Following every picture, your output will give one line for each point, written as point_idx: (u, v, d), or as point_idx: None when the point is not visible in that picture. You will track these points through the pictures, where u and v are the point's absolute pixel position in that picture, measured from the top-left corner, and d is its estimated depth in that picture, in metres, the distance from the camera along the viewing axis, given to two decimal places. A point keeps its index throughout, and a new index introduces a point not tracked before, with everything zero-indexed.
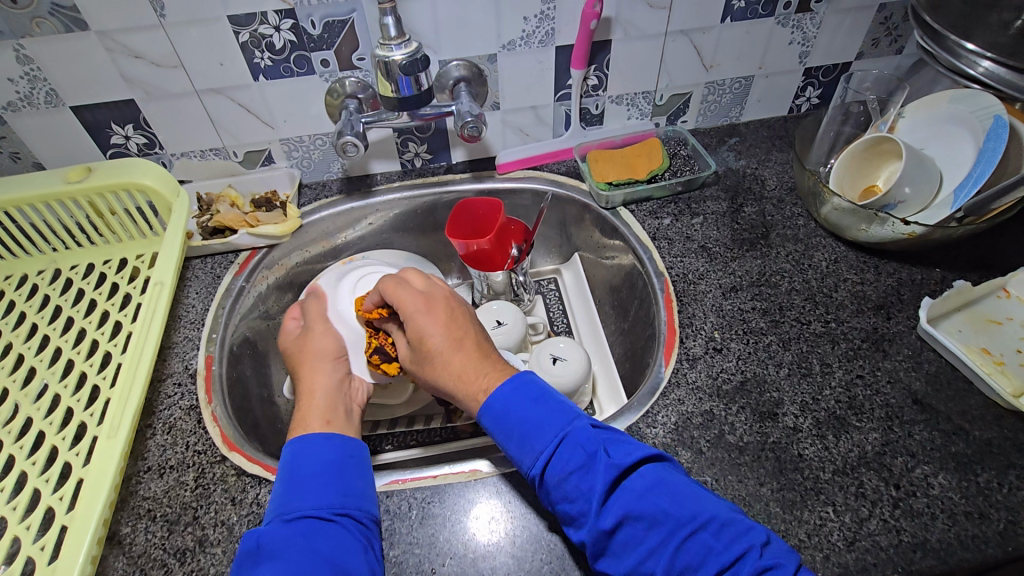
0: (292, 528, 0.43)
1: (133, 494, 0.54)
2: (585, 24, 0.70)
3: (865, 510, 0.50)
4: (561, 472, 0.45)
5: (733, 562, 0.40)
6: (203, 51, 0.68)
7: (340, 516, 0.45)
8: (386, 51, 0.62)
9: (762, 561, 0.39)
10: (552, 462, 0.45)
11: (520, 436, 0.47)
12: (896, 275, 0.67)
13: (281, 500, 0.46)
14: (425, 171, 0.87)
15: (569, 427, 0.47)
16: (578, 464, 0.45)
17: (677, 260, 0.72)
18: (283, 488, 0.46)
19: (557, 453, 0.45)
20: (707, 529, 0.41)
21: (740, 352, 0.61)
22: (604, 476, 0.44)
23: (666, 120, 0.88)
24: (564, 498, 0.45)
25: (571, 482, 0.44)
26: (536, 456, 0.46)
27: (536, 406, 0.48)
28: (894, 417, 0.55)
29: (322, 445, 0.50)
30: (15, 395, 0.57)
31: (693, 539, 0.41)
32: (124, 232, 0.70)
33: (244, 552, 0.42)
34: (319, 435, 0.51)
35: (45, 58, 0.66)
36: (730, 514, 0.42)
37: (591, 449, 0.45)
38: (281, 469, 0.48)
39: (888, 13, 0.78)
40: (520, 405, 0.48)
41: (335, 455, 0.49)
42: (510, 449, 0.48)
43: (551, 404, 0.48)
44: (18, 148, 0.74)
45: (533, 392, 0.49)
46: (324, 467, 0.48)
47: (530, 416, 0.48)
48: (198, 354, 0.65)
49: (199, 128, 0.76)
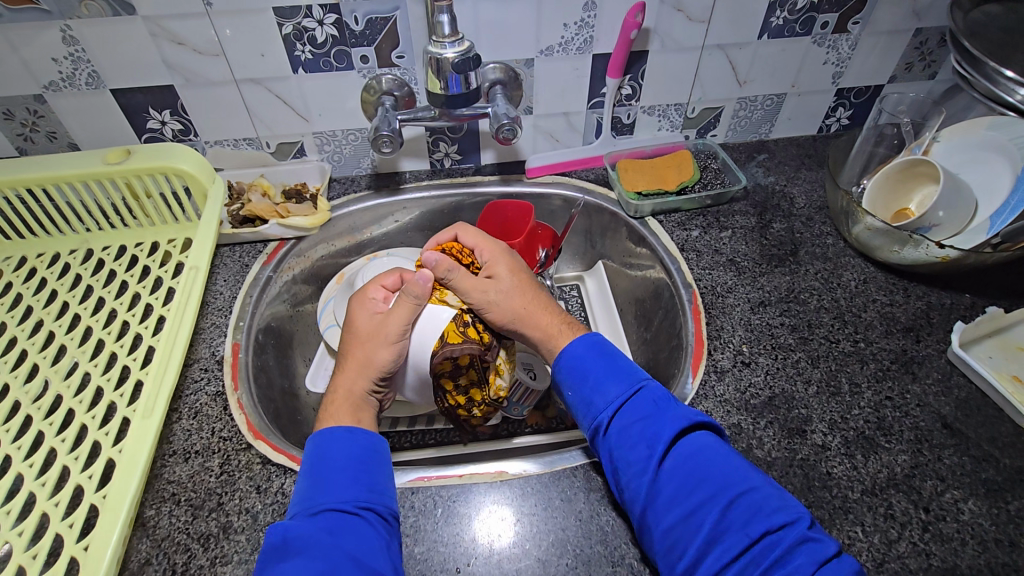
0: (315, 524, 0.44)
1: (157, 477, 0.54)
2: (624, 33, 0.70)
3: (894, 532, 0.49)
4: (629, 418, 0.49)
5: (780, 524, 0.42)
6: (245, 42, 0.69)
7: (363, 510, 0.45)
8: (439, 48, 0.62)
9: (808, 531, 0.41)
10: (621, 411, 0.50)
11: (596, 383, 0.52)
12: (925, 298, 0.67)
13: (307, 495, 0.46)
14: (454, 172, 0.87)
15: (641, 385, 0.52)
16: (645, 415, 0.49)
17: (705, 273, 0.72)
18: (308, 483, 0.47)
19: (626, 402, 0.51)
20: (755, 492, 0.44)
21: (768, 367, 0.61)
22: (670, 427, 0.48)
23: (696, 132, 0.88)
24: (626, 443, 0.48)
25: (635, 429, 0.49)
26: (606, 405, 0.51)
27: (612, 361, 0.54)
28: (923, 440, 0.55)
29: (346, 439, 0.49)
30: (45, 371, 0.57)
31: (741, 497, 0.44)
32: (158, 216, 0.71)
33: (270, 546, 0.43)
34: (342, 429, 0.50)
35: (90, 41, 0.67)
36: (775, 489, 0.45)
37: (660, 405, 0.50)
38: (305, 462, 0.49)
39: (924, 38, 0.78)
40: (596, 360, 0.54)
41: (361, 448, 0.49)
42: (581, 395, 0.53)
43: (624, 364, 0.54)
44: (54, 128, 0.75)
45: (607, 352, 0.55)
46: (349, 461, 0.48)
47: (608, 369, 0.53)
48: (225, 341, 0.65)
49: (235, 118, 0.77)
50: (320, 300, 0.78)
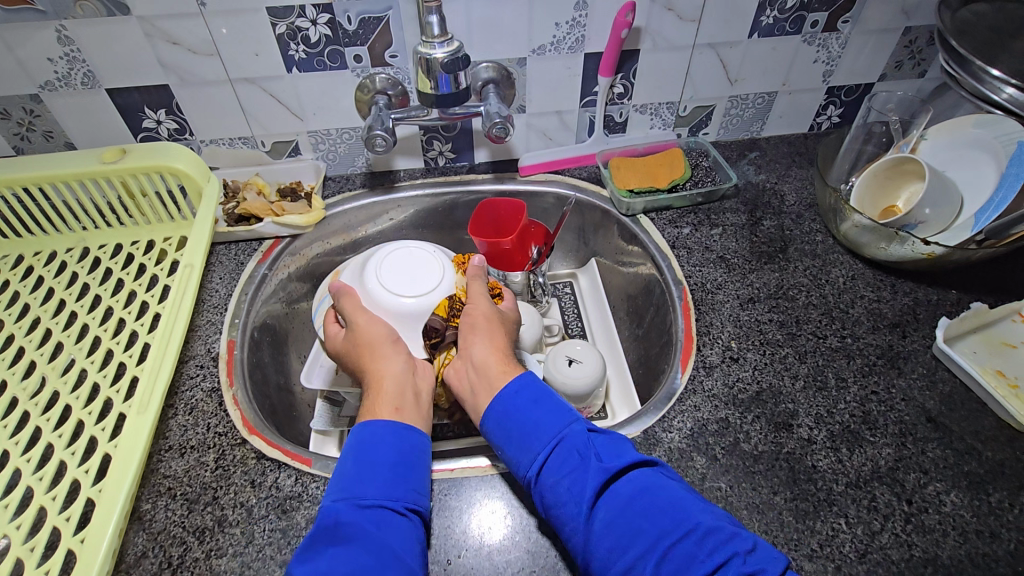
0: (365, 515, 0.44)
1: (153, 472, 0.55)
2: (616, 32, 0.71)
3: (877, 524, 0.50)
4: (554, 475, 0.47)
5: (718, 567, 0.40)
6: (239, 42, 0.70)
7: (410, 512, 0.47)
8: (429, 48, 0.63)
9: (745, 567, 0.39)
10: (548, 463, 0.48)
11: (522, 435, 0.50)
12: (912, 294, 0.68)
13: (350, 482, 0.46)
14: (448, 170, 0.88)
15: (564, 430, 0.49)
16: (570, 469, 0.47)
17: (695, 270, 0.73)
18: (353, 470, 0.47)
19: (550, 457, 0.48)
20: (691, 537, 0.41)
21: (757, 362, 0.62)
22: (595, 477, 0.45)
23: (688, 131, 0.89)
24: (556, 502, 0.46)
25: (562, 486, 0.46)
26: (534, 457, 0.49)
27: (534, 406, 0.51)
28: (907, 433, 0.56)
29: (393, 438, 0.50)
30: (42, 368, 0.58)
31: (676, 548, 0.41)
32: (154, 215, 0.72)
33: (321, 529, 0.43)
34: (382, 424, 0.51)
35: (86, 40, 0.67)
36: (714, 522, 0.42)
37: (585, 452, 0.47)
38: (347, 452, 0.49)
39: (913, 37, 0.79)
40: (520, 405, 0.51)
41: (407, 450, 0.50)
42: (509, 450, 0.50)
43: (549, 406, 0.51)
44: (51, 127, 0.76)
45: (532, 394, 0.52)
46: (397, 459, 0.49)
47: (529, 417, 0.51)
48: (220, 338, 0.66)
49: (230, 117, 0.77)
50: (315, 298, 0.78)
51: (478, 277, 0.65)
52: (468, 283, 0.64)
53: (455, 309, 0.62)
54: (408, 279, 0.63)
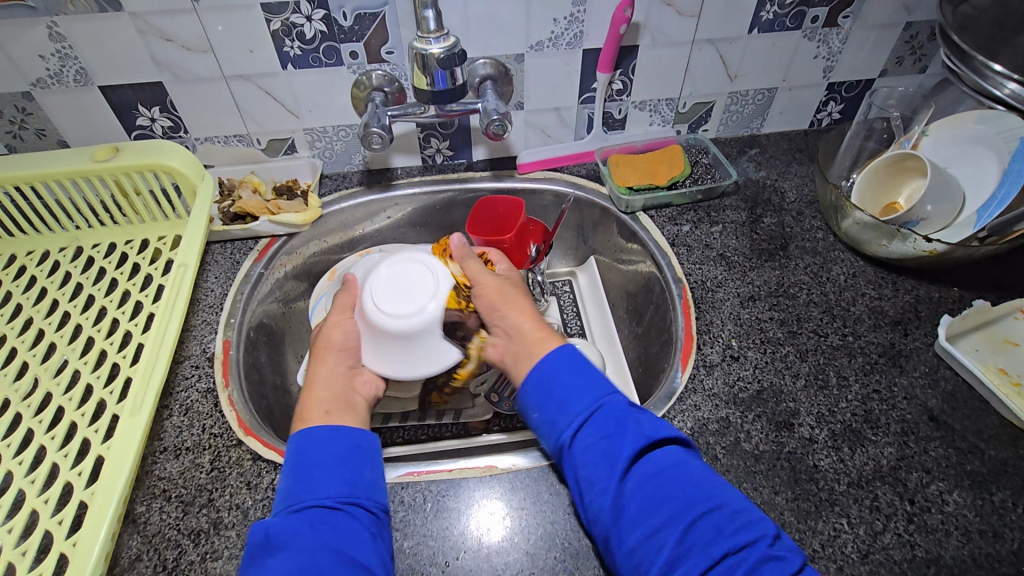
0: (298, 520, 0.44)
1: (148, 474, 0.54)
2: (614, 28, 0.70)
3: (879, 524, 0.50)
4: (593, 436, 0.47)
5: (742, 546, 0.40)
6: (233, 38, 0.69)
7: (346, 504, 0.46)
8: (425, 44, 0.62)
9: (770, 550, 0.40)
10: (584, 429, 0.48)
11: (561, 400, 0.50)
12: (914, 292, 0.67)
13: (288, 492, 0.46)
14: (446, 168, 0.87)
15: (604, 399, 0.49)
16: (607, 433, 0.47)
17: (695, 268, 0.72)
18: (290, 481, 0.47)
19: (589, 420, 0.48)
20: (720, 512, 0.42)
21: (757, 361, 0.62)
22: (630, 446, 0.45)
23: (687, 127, 0.88)
24: (587, 463, 0.46)
25: (598, 449, 0.46)
26: (570, 420, 0.48)
27: (579, 375, 0.51)
28: (909, 432, 0.56)
29: (328, 439, 0.49)
30: (35, 369, 0.57)
31: (706, 518, 0.42)
32: (148, 213, 0.71)
33: (254, 544, 0.43)
34: (323, 429, 0.50)
35: (78, 37, 0.66)
36: (744, 505, 0.44)
37: (622, 420, 0.47)
38: (288, 458, 0.49)
39: (914, 32, 0.78)
40: (564, 371, 0.51)
41: (338, 447, 0.49)
42: (545, 411, 0.50)
43: (592, 376, 0.51)
44: (43, 125, 0.75)
45: (577, 363, 0.52)
46: (331, 460, 0.48)
47: (573, 383, 0.50)
48: (215, 338, 0.66)
49: (225, 114, 0.77)
50: (311, 297, 0.78)
51: (470, 256, 0.63)
52: (464, 266, 0.62)
53: (463, 296, 0.62)
54: (406, 296, 0.61)
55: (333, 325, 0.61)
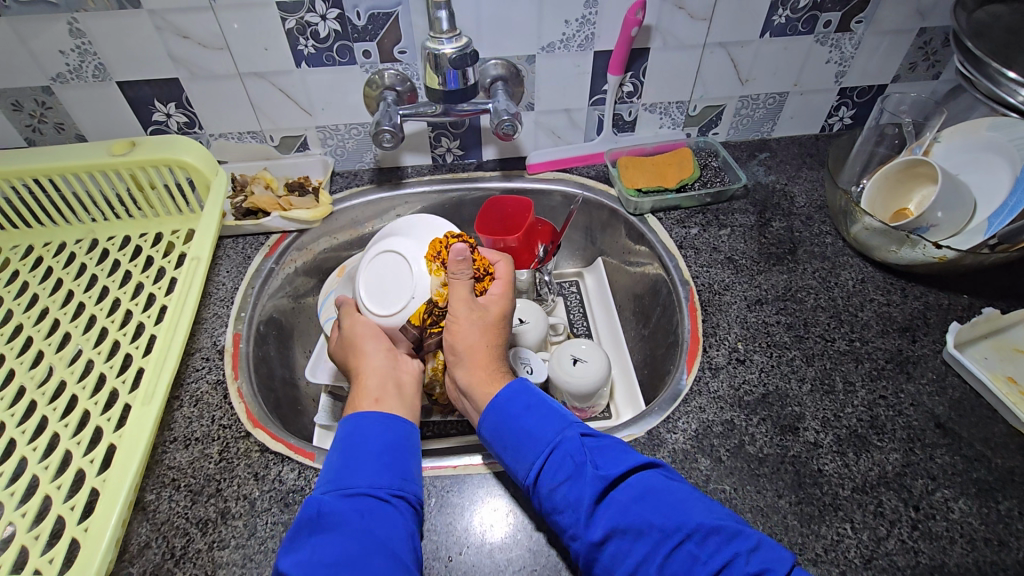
0: (350, 504, 0.44)
1: (158, 463, 0.55)
2: (626, 30, 0.70)
3: (883, 529, 0.50)
4: (551, 482, 0.46)
5: (721, 569, 0.40)
6: (249, 36, 0.70)
7: (395, 498, 0.46)
8: (437, 44, 0.62)
9: (750, 568, 0.39)
10: (544, 473, 0.47)
11: (515, 446, 0.49)
12: (923, 298, 0.67)
13: (338, 474, 0.47)
14: (456, 167, 0.88)
15: (558, 438, 0.48)
16: (566, 474, 0.46)
17: (703, 270, 0.72)
18: (340, 463, 0.47)
19: (545, 465, 0.47)
20: (693, 538, 0.41)
21: (763, 364, 0.62)
22: (591, 486, 0.45)
23: (697, 130, 0.88)
24: (554, 508, 0.46)
25: (560, 493, 0.45)
26: (529, 467, 0.48)
27: (527, 413, 0.50)
28: (916, 439, 0.55)
29: (383, 424, 0.51)
30: (50, 358, 0.58)
31: (680, 549, 0.41)
32: (162, 207, 0.72)
33: (305, 519, 0.44)
34: (376, 415, 0.52)
35: (97, 33, 0.68)
36: (717, 522, 0.42)
37: (577, 458, 0.47)
38: (340, 442, 0.50)
39: (928, 38, 0.78)
40: (515, 412, 0.51)
41: (393, 438, 0.50)
42: (506, 457, 0.50)
43: (542, 413, 0.50)
44: (62, 119, 0.76)
45: (525, 401, 0.51)
46: (384, 448, 0.49)
47: (520, 426, 0.50)
48: (226, 331, 0.66)
49: (240, 111, 0.78)
50: (320, 293, 0.79)
51: (459, 275, 0.60)
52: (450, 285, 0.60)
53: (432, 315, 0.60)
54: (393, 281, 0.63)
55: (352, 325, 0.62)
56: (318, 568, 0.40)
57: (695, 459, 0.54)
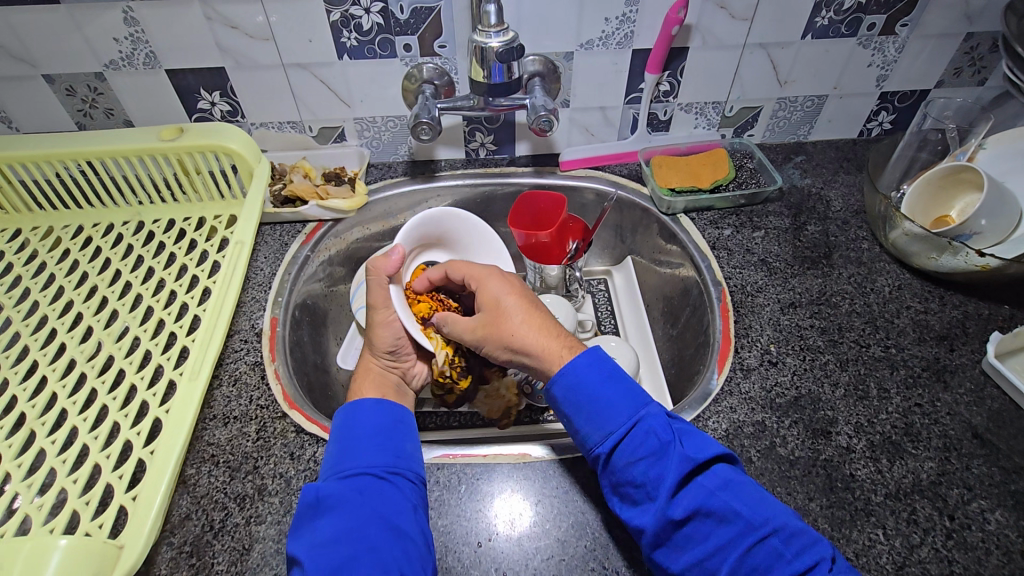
0: (347, 485, 0.46)
1: (198, 439, 0.57)
2: (667, 28, 0.70)
3: (917, 537, 0.49)
4: (631, 454, 0.47)
5: (807, 570, 0.40)
6: (295, 27, 0.71)
7: (391, 475, 0.47)
8: (484, 37, 0.63)
9: (833, 574, 0.40)
10: (623, 444, 0.47)
11: (592, 413, 0.49)
12: (962, 307, 0.66)
13: (336, 460, 0.48)
14: (489, 162, 0.88)
15: (641, 413, 0.48)
16: (650, 451, 0.46)
17: (736, 271, 0.72)
18: (338, 449, 0.49)
19: (627, 437, 0.47)
20: (778, 535, 0.42)
21: (796, 367, 0.61)
22: (677, 466, 0.45)
23: (732, 132, 0.88)
24: (630, 480, 0.46)
25: (639, 467, 0.46)
26: (607, 436, 0.48)
27: (609, 385, 0.50)
28: (952, 448, 0.55)
29: (375, 409, 0.52)
30: (99, 333, 0.60)
31: (764, 543, 0.42)
32: (206, 192, 0.74)
33: (304, 505, 0.45)
34: (369, 401, 0.53)
35: (150, 22, 0.70)
36: (797, 524, 0.43)
37: (663, 437, 0.47)
38: (335, 430, 0.51)
39: (975, 43, 0.76)
40: (594, 382, 0.51)
41: (384, 420, 0.51)
42: (580, 422, 0.50)
43: (624, 387, 0.50)
44: (112, 105, 0.79)
45: (605, 371, 0.51)
46: (376, 430, 0.50)
47: (602, 396, 0.50)
48: (264, 315, 0.68)
49: (281, 101, 0.79)
50: (353, 281, 0.80)
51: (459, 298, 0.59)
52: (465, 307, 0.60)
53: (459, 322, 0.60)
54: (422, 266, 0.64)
55: (381, 325, 0.60)
56: (318, 549, 0.42)
57: None
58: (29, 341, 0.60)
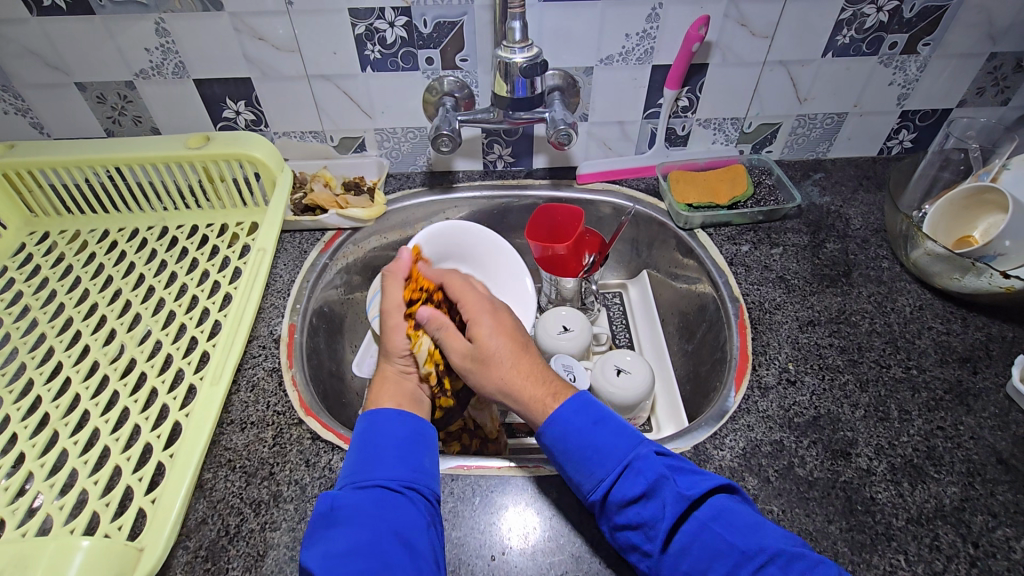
0: (365, 498, 0.46)
1: (215, 443, 0.57)
2: (688, 45, 0.70)
3: (939, 564, 0.48)
4: (623, 499, 0.46)
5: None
6: (321, 40, 0.73)
7: (407, 489, 0.47)
8: (509, 53, 0.64)
9: None
10: (615, 488, 0.47)
11: (580, 460, 0.49)
12: (985, 329, 0.65)
13: (355, 469, 0.48)
14: (506, 174, 0.89)
15: (631, 455, 0.48)
16: (641, 492, 0.46)
17: (753, 288, 0.71)
18: (357, 458, 0.49)
19: (618, 480, 0.47)
20: (774, 563, 0.41)
21: (815, 387, 0.61)
22: (671, 507, 0.45)
23: (751, 147, 0.88)
24: (627, 524, 0.46)
25: (634, 510, 0.46)
26: (597, 482, 0.48)
27: (596, 428, 0.50)
28: (976, 473, 0.54)
29: (396, 420, 0.52)
30: (122, 336, 0.62)
31: (760, 574, 0.41)
32: (229, 200, 0.76)
33: (320, 513, 0.45)
34: (391, 411, 0.53)
35: (180, 33, 0.72)
36: (796, 549, 0.42)
37: (655, 477, 0.46)
38: (357, 437, 0.51)
39: (999, 63, 0.76)
40: (579, 427, 0.50)
41: (406, 431, 0.52)
42: (569, 470, 0.49)
43: (612, 428, 0.50)
44: (140, 113, 0.80)
45: (592, 415, 0.51)
46: (398, 442, 0.50)
47: (589, 441, 0.49)
48: (282, 322, 0.69)
49: (305, 112, 0.81)
50: (370, 290, 0.81)
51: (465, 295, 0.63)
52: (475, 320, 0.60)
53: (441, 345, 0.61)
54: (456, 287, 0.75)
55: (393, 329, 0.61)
56: (336, 560, 0.42)
57: (742, 478, 0.54)
58: (55, 342, 0.61)
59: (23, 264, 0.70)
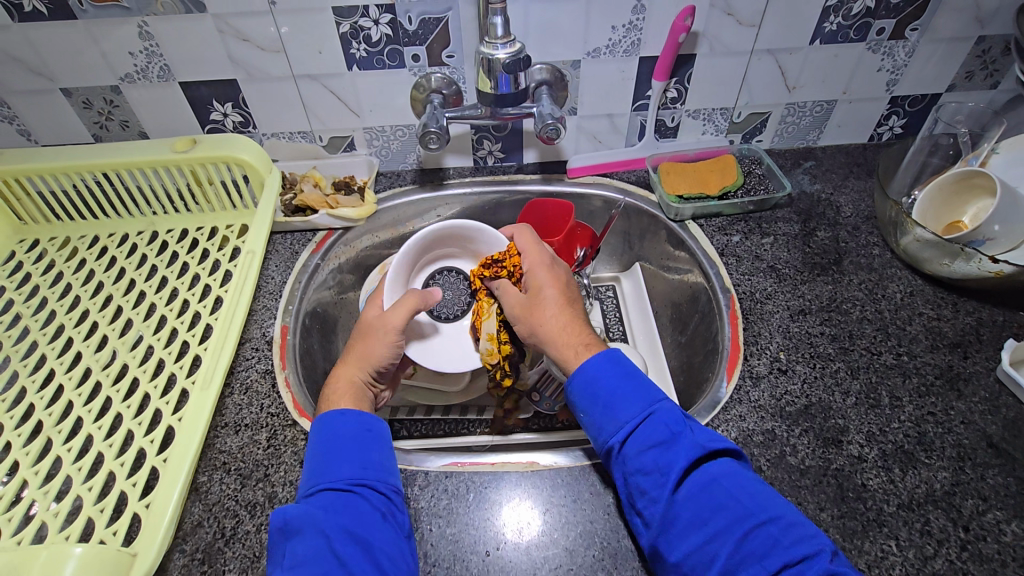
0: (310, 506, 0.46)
1: (210, 446, 0.57)
2: (674, 36, 0.70)
3: (930, 549, 0.49)
4: (641, 444, 0.48)
5: (801, 558, 0.40)
6: (306, 40, 0.72)
7: (355, 491, 0.48)
8: (491, 49, 0.64)
9: (831, 565, 0.40)
10: (635, 435, 0.49)
11: (608, 406, 0.51)
12: (976, 314, 0.65)
13: (305, 480, 0.49)
14: (496, 170, 0.89)
15: (654, 406, 0.50)
16: (660, 440, 0.48)
17: (745, 278, 0.71)
18: (306, 469, 0.49)
19: (639, 427, 0.49)
20: (775, 523, 0.43)
21: (806, 376, 0.61)
22: (686, 455, 0.46)
23: (741, 137, 0.87)
24: (639, 470, 0.47)
25: (650, 455, 0.47)
26: (619, 427, 0.50)
27: (625, 380, 0.52)
28: (966, 458, 0.54)
29: (342, 421, 0.52)
30: (114, 342, 0.62)
31: (759, 529, 0.42)
32: (218, 202, 0.76)
33: (275, 529, 0.45)
34: (340, 413, 0.53)
35: (164, 36, 0.71)
36: (798, 519, 0.43)
37: (676, 428, 0.48)
38: (310, 445, 0.52)
39: (987, 46, 0.75)
40: (609, 376, 0.52)
41: (351, 433, 0.52)
42: (593, 415, 0.52)
43: (640, 384, 0.52)
44: (127, 117, 0.80)
45: (623, 369, 0.53)
46: (342, 445, 0.51)
47: (619, 388, 0.51)
48: (274, 323, 0.69)
49: (293, 112, 0.81)
50: (362, 289, 0.80)
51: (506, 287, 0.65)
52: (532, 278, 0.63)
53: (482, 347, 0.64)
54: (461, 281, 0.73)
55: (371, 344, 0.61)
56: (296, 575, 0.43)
57: None
58: (46, 350, 0.61)
59: (14, 272, 0.71)
